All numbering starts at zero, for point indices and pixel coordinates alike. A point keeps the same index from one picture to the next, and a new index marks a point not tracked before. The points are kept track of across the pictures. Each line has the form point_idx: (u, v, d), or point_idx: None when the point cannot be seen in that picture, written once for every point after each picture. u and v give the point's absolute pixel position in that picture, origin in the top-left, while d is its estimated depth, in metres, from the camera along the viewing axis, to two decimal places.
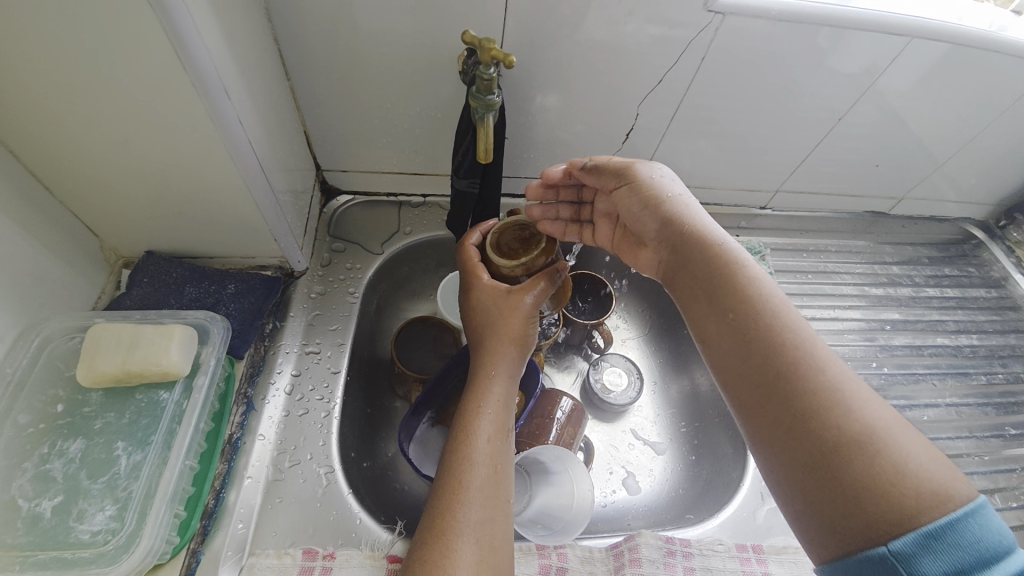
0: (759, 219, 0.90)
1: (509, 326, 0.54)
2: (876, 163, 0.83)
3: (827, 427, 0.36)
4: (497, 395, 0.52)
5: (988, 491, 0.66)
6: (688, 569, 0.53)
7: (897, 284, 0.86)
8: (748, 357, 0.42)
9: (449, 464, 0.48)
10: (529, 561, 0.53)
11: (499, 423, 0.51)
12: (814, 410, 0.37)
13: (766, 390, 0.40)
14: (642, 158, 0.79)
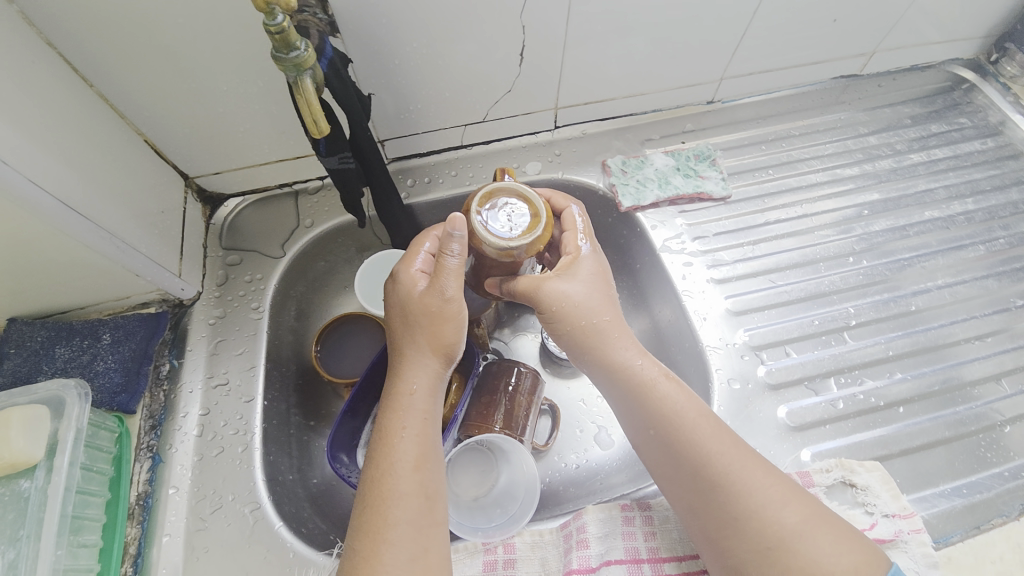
0: (707, 118, 0.78)
1: (428, 329, 0.49)
2: (836, 16, 0.69)
3: (700, 462, 0.45)
4: (419, 412, 0.47)
5: (993, 378, 0.58)
6: (651, 534, 0.49)
7: (875, 157, 0.75)
8: (637, 407, 0.48)
9: (371, 499, 0.43)
10: (473, 560, 0.50)
11: (425, 445, 0.46)
12: (690, 449, 0.45)
13: (658, 438, 0.47)
14: (550, 77, 0.66)
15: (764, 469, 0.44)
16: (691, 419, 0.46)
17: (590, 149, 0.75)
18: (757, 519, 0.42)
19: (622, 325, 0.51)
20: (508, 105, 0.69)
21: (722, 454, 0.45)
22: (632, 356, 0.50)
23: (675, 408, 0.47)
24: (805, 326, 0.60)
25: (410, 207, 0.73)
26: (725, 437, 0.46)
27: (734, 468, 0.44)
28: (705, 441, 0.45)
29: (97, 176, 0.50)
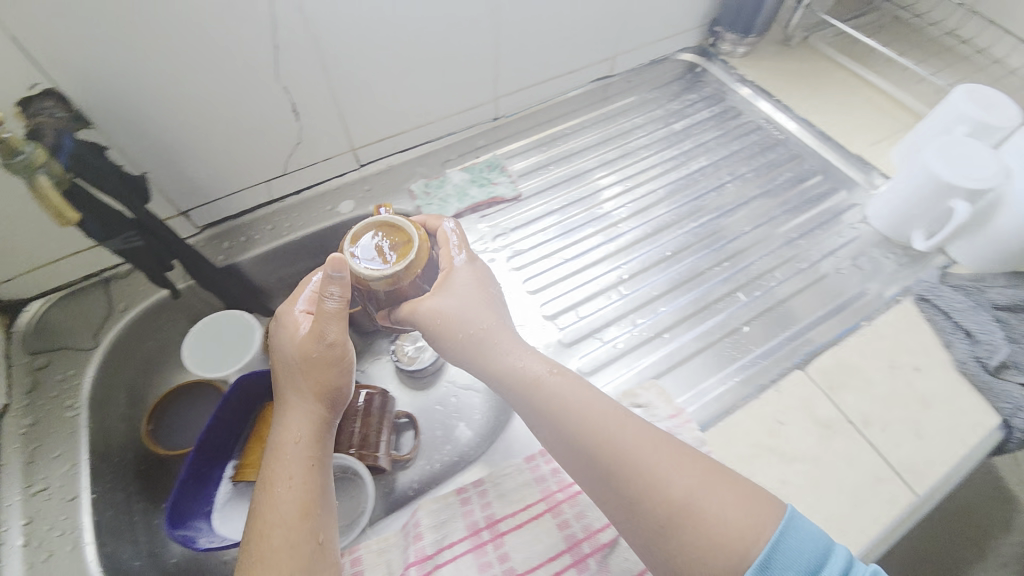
0: (495, 132, 0.89)
1: (312, 376, 0.54)
2: (567, 34, 0.83)
3: (591, 442, 0.48)
4: (307, 459, 0.52)
5: (732, 292, 0.73)
6: (486, 505, 0.56)
7: (630, 138, 0.91)
8: (528, 406, 0.53)
9: (256, 545, 0.47)
10: None
11: (313, 488, 0.50)
12: (578, 435, 0.49)
13: (553, 428, 0.51)
14: (332, 125, 0.73)
15: (671, 442, 0.47)
16: (575, 403, 0.51)
17: (396, 179, 0.83)
18: (654, 491, 0.44)
19: (496, 331, 0.57)
20: (304, 156, 0.75)
21: (624, 433, 0.48)
22: (507, 361, 0.55)
23: (561, 395, 0.51)
24: (590, 288, 0.72)
25: (232, 267, 0.75)
26: (620, 415, 0.50)
27: (631, 446, 0.47)
28: (612, 420, 0.49)
29: None
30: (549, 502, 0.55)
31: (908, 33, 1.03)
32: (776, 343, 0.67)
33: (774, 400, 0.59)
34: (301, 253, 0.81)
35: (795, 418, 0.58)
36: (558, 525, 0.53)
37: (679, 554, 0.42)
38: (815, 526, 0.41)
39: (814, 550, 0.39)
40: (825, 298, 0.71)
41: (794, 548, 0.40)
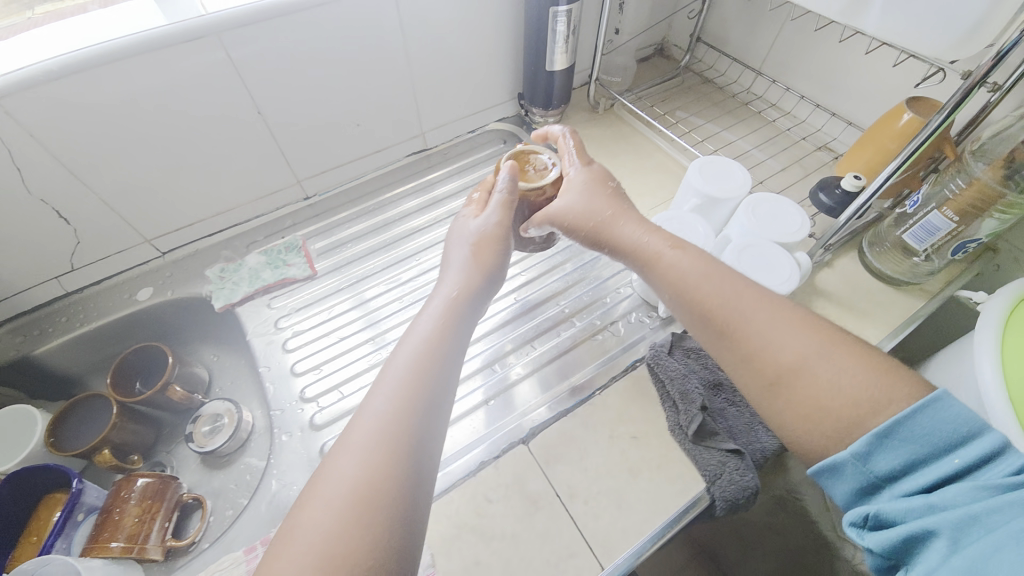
0: (305, 210, 0.95)
1: (483, 241, 0.62)
2: (357, 121, 0.90)
3: (707, 299, 0.51)
4: (433, 342, 0.49)
5: (493, 361, 0.77)
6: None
7: (436, 207, 0.98)
8: (669, 281, 0.54)
9: (391, 418, 0.43)
10: None
11: (414, 387, 0.45)
12: (701, 300, 0.51)
13: (683, 295, 0.53)
14: (116, 222, 0.78)
15: (783, 309, 0.48)
16: (682, 278, 0.53)
17: (200, 263, 0.88)
18: (767, 358, 0.46)
19: (618, 227, 0.61)
20: (93, 250, 0.80)
21: (751, 309, 0.49)
22: (640, 241, 0.59)
23: (664, 271, 0.55)
24: (359, 364, 0.76)
25: (26, 360, 0.79)
26: (738, 283, 0.51)
27: (744, 313, 0.49)
28: (729, 289, 0.50)
29: None
30: None
31: (709, 92, 1.11)
32: (518, 415, 0.71)
33: (488, 477, 0.63)
34: (104, 339, 0.85)
35: (504, 495, 0.62)
36: None
37: (791, 408, 0.44)
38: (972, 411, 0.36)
39: (964, 416, 0.36)
40: (576, 364, 0.76)
41: (925, 422, 0.37)
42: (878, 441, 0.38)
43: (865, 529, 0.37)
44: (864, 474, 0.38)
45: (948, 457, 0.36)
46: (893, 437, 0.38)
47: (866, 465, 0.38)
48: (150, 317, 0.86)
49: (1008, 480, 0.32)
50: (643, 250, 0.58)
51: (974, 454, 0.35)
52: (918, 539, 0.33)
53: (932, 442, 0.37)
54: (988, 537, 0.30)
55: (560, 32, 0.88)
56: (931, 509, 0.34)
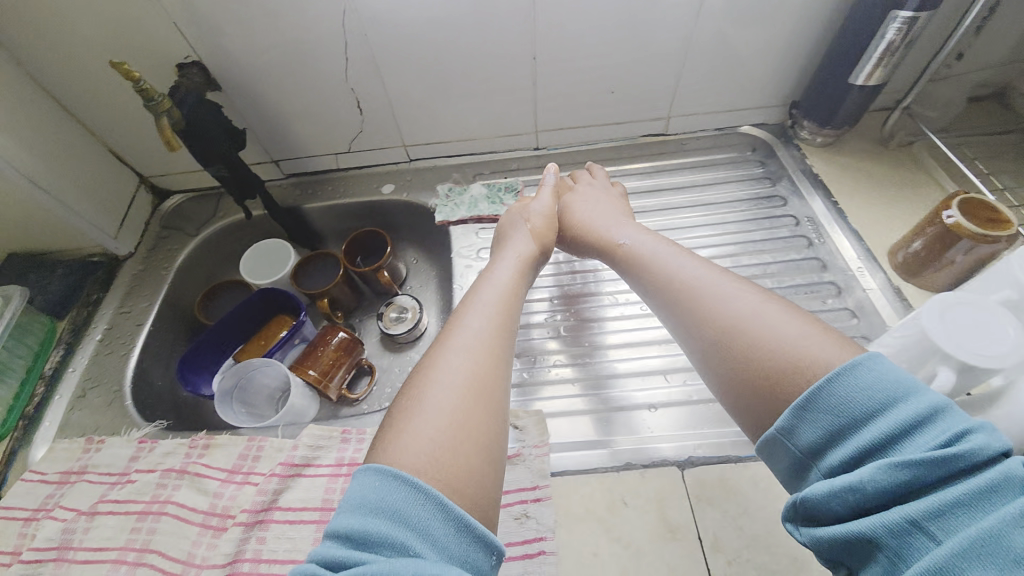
0: (532, 160, 0.99)
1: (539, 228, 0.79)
2: (612, 88, 0.88)
3: (676, 285, 0.57)
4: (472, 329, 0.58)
5: (666, 370, 0.72)
6: (357, 449, 0.66)
7: (657, 193, 0.94)
8: (646, 272, 0.63)
9: (418, 386, 0.52)
10: (236, 444, 0.68)
11: (474, 355, 0.55)
12: (663, 281, 0.60)
13: (654, 283, 0.61)
14: (388, 126, 0.91)
15: (723, 280, 0.55)
16: (668, 274, 0.60)
17: (433, 177, 0.99)
18: (708, 321, 0.52)
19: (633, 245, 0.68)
20: (365, 141, 0.94)
21: (714, 284, 0.55)
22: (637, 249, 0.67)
23: (648, 271, 0.63)
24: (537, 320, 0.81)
25: (295, 210, 0.99)
26: (714, 270, 0.57)
27: (719, 284, 0.55)
28: (689, 275, 0.58)
29: (64, 171, 0.79)
30: None
31: None
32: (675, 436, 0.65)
33: (631, 481, 0.61)
34: (348, 215, 1.02)
35: (641, 506, 0.59)
36: None
37: (730, 370, 0.48)
38: (901, 370, 0.38)
39: (884, 379, 0.37)
40: None
41: (841, 392, 0.38)
42: (798, 411, 0.39)
43: (801, 522, 0.38)
44: (793, 450, 0.39)
45: (864, 430, 0.36)
46: (815, 408, 0.39)
47: (791, 438, 0.39)
48: (383, 209, 1.00)
49: (933, 453, 0.32)
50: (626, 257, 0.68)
51: (901, 417, 0.35)
52: (856, 544, 0.33)
53: (850, 410, 0.37)
54: (935, 548, 0.29)
55: (889, 42, 0.72)
56: (853, 490, 0.34)
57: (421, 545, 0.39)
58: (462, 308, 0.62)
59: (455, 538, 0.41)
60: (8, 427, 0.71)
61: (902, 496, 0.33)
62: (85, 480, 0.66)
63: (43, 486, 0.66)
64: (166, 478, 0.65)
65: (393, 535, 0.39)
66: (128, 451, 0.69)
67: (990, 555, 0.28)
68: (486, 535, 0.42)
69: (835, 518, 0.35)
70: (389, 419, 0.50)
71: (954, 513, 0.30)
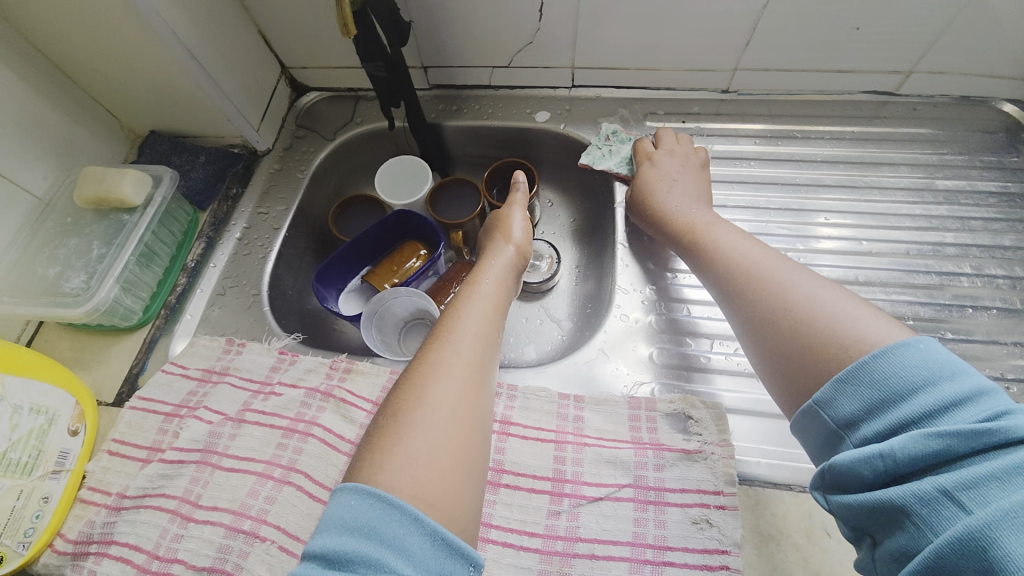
0: (717, 106, 0.83)
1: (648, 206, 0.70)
2: (858, 25, 0.70)
3: (723, 267, 0.55)
4: (465, 333, 0.51)
5: None
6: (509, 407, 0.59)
7: (873, 168, 0.76)
8: (703, 249, 0.59)
9: (410, 381, 0.47)
10: (379, 376, 0.63)
11: (472, 363, 0.48)
12: (725, 263, 0.56)
13: (714, 258, 0.57)
14: (564, 42, 0.78)
15: (749, 265, 0.53)
16: (719, 256, 0.57)
17: (597, 111, 0.85)
18: (758, 298, 0.50)
19: (712, 231, 0.60)
20: (530, 56, 0.81)
21: (746, 272, 0.53)
22: (700, 229, 0.62)
23: (710, 246, 0.59)
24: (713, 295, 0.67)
25: (436, 126, 0.89)
26: (778, 260, 0.52)
27: (764, 263, 0.52)
28: (749, 257, 0.54)
29: (218, 46, 0.72)
30: (557, 437, 0.57)
31: None
32: None
33: None
34: (490, 140, 0.90)
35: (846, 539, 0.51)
36: (554, 456, 0.56)
37: (777, 345, 0.46)
38: (949, 353, 0.38)
39: (929, 360, 0.37)
40: None
41: (883, 366, 0.38)
42: (838, 384, 0.39)
43: (827, 492, 0.39)
44: (827, 421, 0.40)
45: (904, 405, 0.36)
46: (853, 380, 0.39)
47: (832, 408, 0.39)
48: (531, 139, 0.89)
49: (971, 426, 0.33)
50: (700, 237, 0.61)
51: (943, 393, 0.36)
52: (881, 510, 0.34)
53: (887, 385, 0.37)
54: (965, 518, 0.31)
55: None
56: (881, 459, 0.35)
57: (397, 565, 0.35)
58: (459, 301, 0.56)
59: (431, 554, 0.37)
60: (150, 315, 0.68)
61: (933, 464, 0.33)
62: (227, 383, 0.63)
63: (186, 380, 0.63)
64: (310, 398, 0.61)
65: (342, 545, 0.36)
66: (268, 361, 0.65)
67: (1014, 525, 0.29)
68: (461, 546, 0.38)
69: (863, 486, 0.36)
70: (387, 416, 0.44)
71: (991, 484, 0.31)
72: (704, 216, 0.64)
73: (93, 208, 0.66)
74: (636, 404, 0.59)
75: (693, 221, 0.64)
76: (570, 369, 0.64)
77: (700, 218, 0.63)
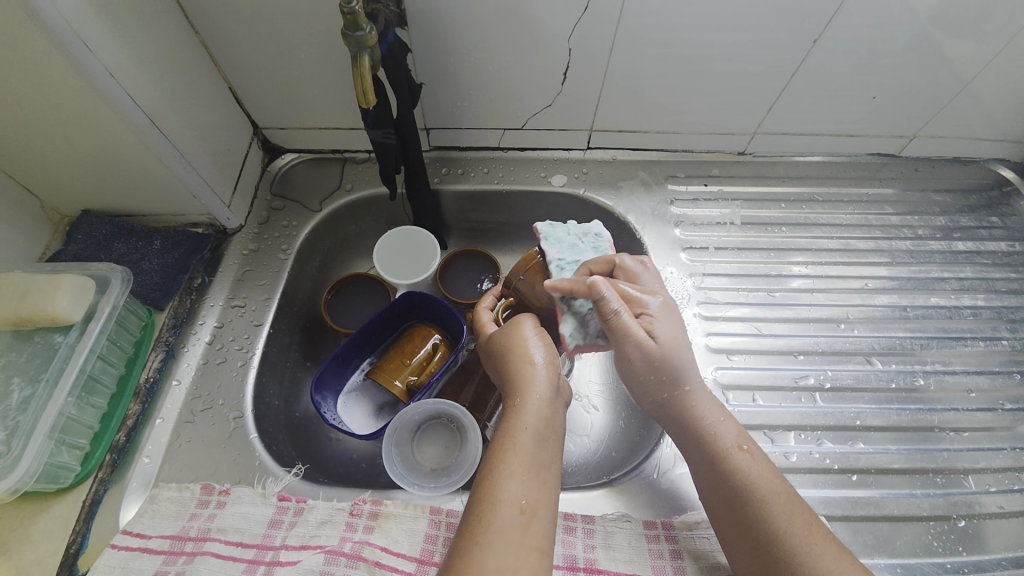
0: (736, 167, 0.80)
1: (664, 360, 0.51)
2: (873, 95, 0.70)
3: (745, 512, 0.46)
4: (517, 496, 0.44)
5: (960, 471, 0.57)
6: (589, 546, 0.50)
7: (894, 236, 0.75)
8: (717, 477, 0.48)
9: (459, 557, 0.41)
10: (417, 521, 0.50)
11: (528, 539, 0.42)
12: (745, 505, 0.46)
13: (732, 497, 0.47)
14: (586, 104, 0.72)
15: (779, 522, 0.45)
16: (745, 491, 0.47)
17: (616, 174, 0.80)
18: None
19: (740, 452, 0.49)
20: (548, 118, 0.75)
21: (783, 530, 0.44)
22: (720, 440, 0.50)
23: (734, 475, 0.48)
24: (779, 378, 0.62)
25: (439, 192, 0.79)
26: (800, 515, 0.45)
27: (785, 520, 0.45)
28: (773, 507, 0.45)
29: (186, 110, 0.59)
30: None
31: None
32: (999, 559, 0.52)
33: None
34: (500, 205, 0.81)
35: None
36: None
37: None
38: None
39: None
40: None
41: None
42: None
43: None
44: None
45: None
46: None
47: None
48: (546, 203, 0.81)
49: None
50: (719, 453, 0.49)
51: None
52: None
53: None
54: None
55: None
56: None
57: None
58: (507, 425, 0.49)
59: None
60: (90, 467, 0.51)
61: None
62: (209, 553, 0.47)
63: (148, 557, 0.47)
64: (331, 564, 0.46)
65: None
66: (266, 515, 0.50)
67: None
68: None
69: None
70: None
71: None
72: (722, 414, 0.51)
73: (7, 330, 0.50)
74: None
75: (713, 425, 0.50)
76: (644, 484, 0.55)
77: (720, 420, 0.51)
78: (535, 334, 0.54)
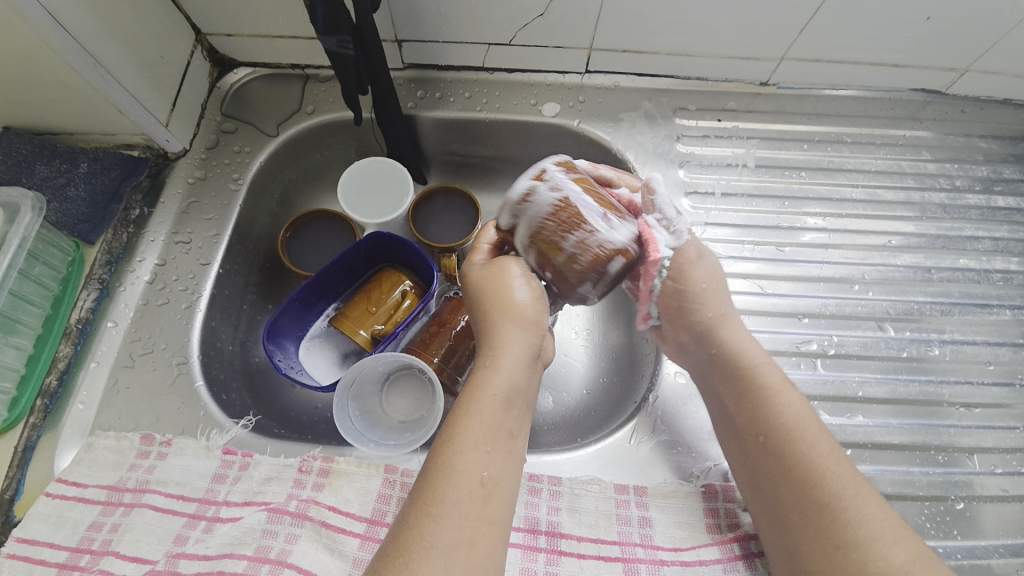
0: (756, 100, 0.69)
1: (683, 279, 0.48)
2: (930, 13, 0.58)
3: (758, 419, 0.44)
4: (476, 465, 0.39)
5: (965, 449, 0.53)
6: (554, 509, 0.46)
7: (928, 188, 0.66)
8: (738, 390, 0.46)
9: (407, 525, 0.36)
10: (371, 477, 0.47)
11: (483, 511, 0.37)
12: (762, 420, 0.44)
13: (751, 408, 0.45)
14: (587, 15, 0.60)
15: (793, 437, 0.42)
16: (770, 406, 0.44)
17: (617, 103, 0.69)
18: (802, 480, 0.41)
19: (768, 371, 0.45)
20: (540, 31, 0.63)
21: (801, 446, 0.42)
22: (744, 360, 0.46)
23: (763, 392, 0.45)
24: (779, 342, 0.56)
25: (413, 119, 0.69)
26: (816, 433, 0.42)
27: (821, 466, 0.41)
28: (793, 421, 0.43)
29: (98, 6, 0.49)
30: (624, 553, 0.44)
31: None
32: (991, 543, 0.49)
33: None
34: (484, 137, 0.72)
35: None
36: None
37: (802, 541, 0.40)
38: None
39: None
40: None
41: None
42: None
43: None
44: None
45: None
46: None
47: None
48: (536, 136, 0.71)
49: None
50: (740, 367, 0.46)
51: None
52: None
53: None
54: None
55: None
56: None
57: None
58: (473, 388, 0.42)
59: None
60: (19, 412, 0.47)
61: None
62: (147, 506, 0.44)
63: (85, 507, 0.44)
64: (275, 523, 0.43)
65: None
66: (209, 468, 0.47)
67: None
68: None
69: None
70: (390, 549, 0.36)
71: None
72: (747, 334, 0.48)
73: None
74: (711, 494, 0.47)
75: (734, 341, 0.47)
76: (620, 448, 0.51)
77: (750, 341, 0.47)
78: (518, 275, 0.47)
